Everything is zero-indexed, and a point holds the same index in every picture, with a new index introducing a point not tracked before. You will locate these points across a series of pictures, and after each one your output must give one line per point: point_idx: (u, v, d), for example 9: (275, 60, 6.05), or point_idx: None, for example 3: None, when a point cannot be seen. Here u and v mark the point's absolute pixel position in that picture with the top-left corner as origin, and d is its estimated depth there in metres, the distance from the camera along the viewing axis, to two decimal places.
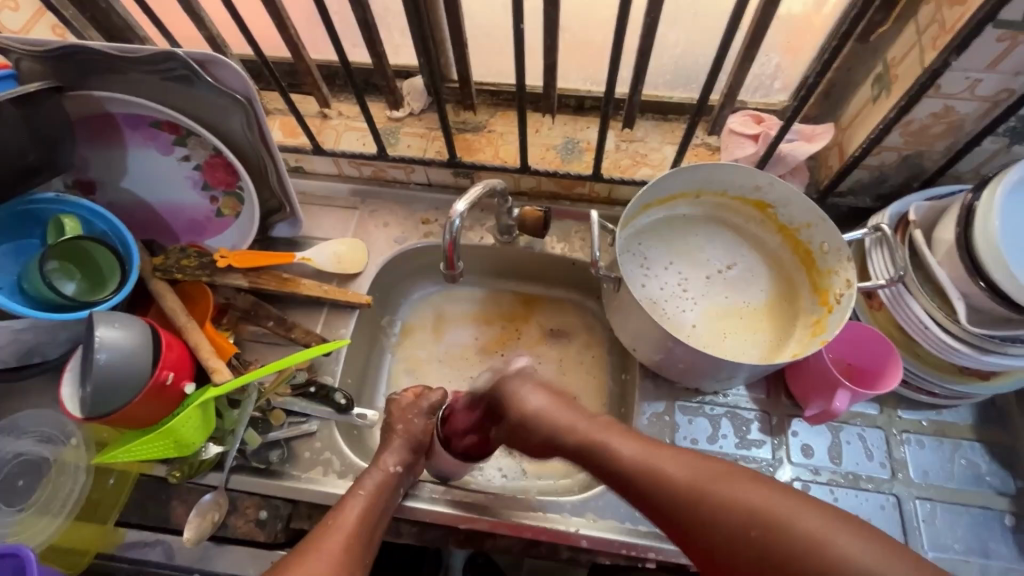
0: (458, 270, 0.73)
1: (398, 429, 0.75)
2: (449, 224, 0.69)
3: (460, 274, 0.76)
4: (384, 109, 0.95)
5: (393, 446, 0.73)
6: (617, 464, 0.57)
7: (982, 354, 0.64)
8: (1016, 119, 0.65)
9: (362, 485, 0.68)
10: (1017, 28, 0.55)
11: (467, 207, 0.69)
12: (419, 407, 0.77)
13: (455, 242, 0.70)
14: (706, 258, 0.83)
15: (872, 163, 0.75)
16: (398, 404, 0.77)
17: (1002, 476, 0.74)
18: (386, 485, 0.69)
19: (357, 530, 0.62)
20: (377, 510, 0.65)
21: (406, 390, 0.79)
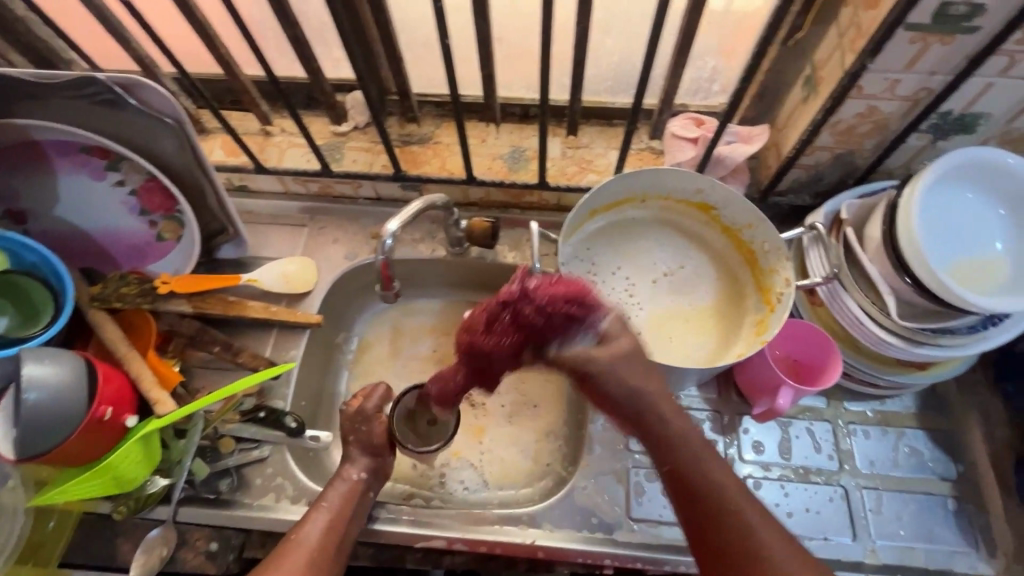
0: (394, 290, 0.74)
1: (350, 440, 0.73)
2: (382, 244, 0.69)
3: (396, 293, 0.77)
4: (327, 125, 0.93)
5: (354, 456, 0.72)
6: (700, 485, 0.57)
7: (913, 346, 0.66)
8: (937, 116, 0.67)
9: (326, 499, 0.68)
10: (927, 30, 0.57)
11: (399, 226, 0.68)
12: (365, 413, 0.74)
13: (387, 262, 0.70)
14: (654, 262, 0.84)
15: (808, 162, 0.77)
16: (346, 416, 0.74)
17: (945, 462, 0.76)
18: (353, 493, 0.69)
19: (320, 547, 0.62)
20: (341, 523, 0.65)
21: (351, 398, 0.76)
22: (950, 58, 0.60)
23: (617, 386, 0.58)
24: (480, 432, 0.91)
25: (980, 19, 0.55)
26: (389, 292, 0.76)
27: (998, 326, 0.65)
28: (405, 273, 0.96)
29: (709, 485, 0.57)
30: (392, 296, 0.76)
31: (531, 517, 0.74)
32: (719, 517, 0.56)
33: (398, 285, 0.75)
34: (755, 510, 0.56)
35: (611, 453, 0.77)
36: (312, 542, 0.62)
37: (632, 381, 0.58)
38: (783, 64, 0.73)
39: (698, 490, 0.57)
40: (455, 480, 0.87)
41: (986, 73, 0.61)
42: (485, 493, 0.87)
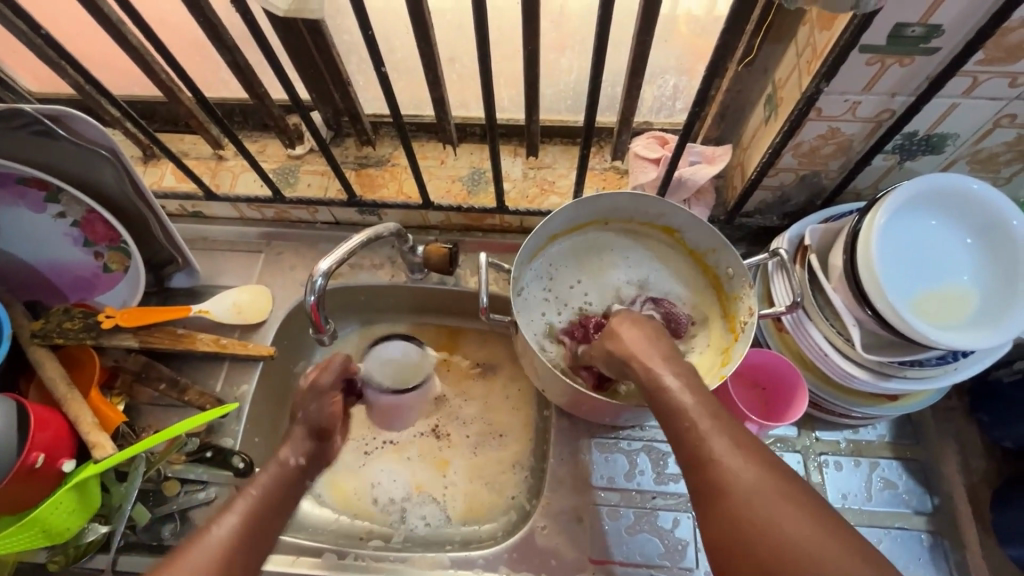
0: (328, 332, 0.69)
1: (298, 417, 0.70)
2: (312, 283, 0.65)
3: (333, 334, 0.71)
4: (282, 148, 0.90)
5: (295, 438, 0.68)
6: (693, 458, 0.47)
7: (880, 380, 0.63)
8: (902, 136, 0.64)
9: (254, 484, 0.61)
10: (883, 52, 0.54)
11: (332, 265, 0.65)
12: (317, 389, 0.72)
13: (318, 303, 0.65)
14: (619, 285, 0.80)
15: (772, 184, 0.74)
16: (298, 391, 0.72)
17: (920, 495, 0.72)
18: (284, 478, 0.63)
19: (237, 539, 0.54)
20: (264, 511, 0.58)
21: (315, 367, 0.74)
22: (910, 79, 0.57)
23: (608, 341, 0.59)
24: (444, 465, 0.87)
25: (937, 40, 0.52)
26: (320, 333, 0.69)
27: (969, 355, 0.62)
28: (367, 298, 0.93)
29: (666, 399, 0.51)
30: (323, 336, 0.70)
31: (488, 560, 0.71)
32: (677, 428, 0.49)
33: (332, 325, 0.69)
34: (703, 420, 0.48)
35: (572, 489, 0.74)
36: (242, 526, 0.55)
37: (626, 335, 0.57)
38: (743, 83, 0.70)
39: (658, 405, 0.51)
40: (416, 516, 0.84)
41: (951, 93, 0.58)
42: (448, 530, 0.83)
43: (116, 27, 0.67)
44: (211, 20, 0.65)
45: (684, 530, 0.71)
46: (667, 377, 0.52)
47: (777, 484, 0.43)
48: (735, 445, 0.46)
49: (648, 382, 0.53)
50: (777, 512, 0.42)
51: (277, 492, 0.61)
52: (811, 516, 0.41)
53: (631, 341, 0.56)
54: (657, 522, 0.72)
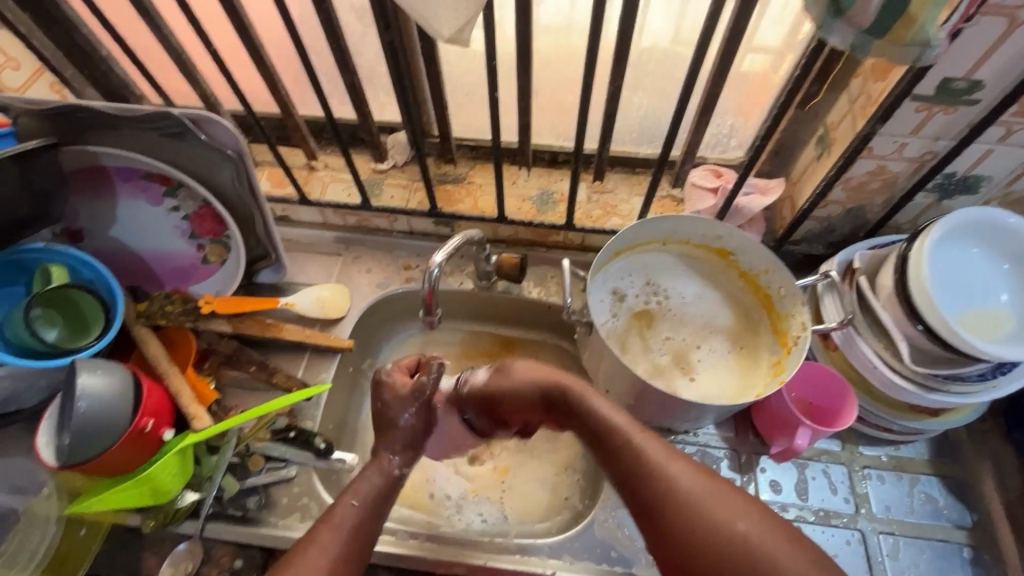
0: (436, 315, 0.77)
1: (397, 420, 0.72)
2: (428, 273, 0.73)
3: (438, 318, 0.79)
4: (369, 162, 1.00)
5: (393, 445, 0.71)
6: (623, 460, 0.59)
7: (927, 392, 0.69)
8: (942, 177, 0.72)
9: (356, 492, 0.64)
10: (932, 101, 0.63)
11: (446, 257, 0.73)
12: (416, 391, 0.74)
13: (433, 290, 0.74)
14: (677, 295, 0.88)
15: (821, 215, 0.82)
16: (391, 389, 0.74)
17: (959, 510, 0.77)
18: (380, 489, 0.66)
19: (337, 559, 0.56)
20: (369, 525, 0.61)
21: (395, 371, 0.76)
22: (952, 126, 0.66)
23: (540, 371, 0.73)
24: (502, 469, 0.92)
25: (979, 93, 0.61)
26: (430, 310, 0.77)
27: (1007, 374, 0.69)
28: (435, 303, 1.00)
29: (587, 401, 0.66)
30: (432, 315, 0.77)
31: (551, 548, 0.75)
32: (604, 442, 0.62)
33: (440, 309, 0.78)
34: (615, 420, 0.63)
35: None
36: (340, 542, 0.58)
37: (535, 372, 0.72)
38: (798, 124, 0.79)
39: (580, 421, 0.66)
40: (473, 511, 0.88)
41: (987, 140, 0.66)
42: (503, 526, 0.87)
43: (258, 50, 0.78)
44: (342, 47, 0.76)
45: None
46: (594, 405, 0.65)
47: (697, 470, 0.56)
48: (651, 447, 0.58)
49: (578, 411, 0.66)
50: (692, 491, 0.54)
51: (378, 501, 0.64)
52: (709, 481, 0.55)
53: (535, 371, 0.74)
54: None
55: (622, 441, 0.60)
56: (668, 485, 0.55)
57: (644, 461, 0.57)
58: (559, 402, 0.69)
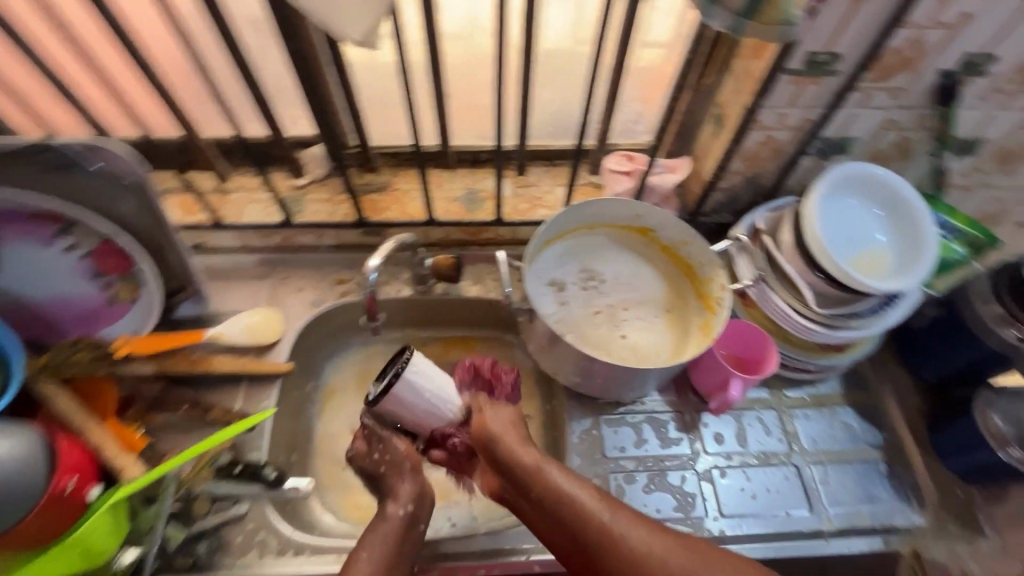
0: (378, 318, 0.80)
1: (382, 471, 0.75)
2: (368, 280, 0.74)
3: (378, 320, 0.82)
4: (286, 178, 0.97)
5: (401, 491, 0.73)
6: (607, 549, 0.62)
7: (831, 330, 0.78)
8: (819, 141, 0.82)
9: (367, 544, 0.68)
10: (801, 73, 0.71)
11: (382, 261, 0.73)
12: (380, 433, 0.76)
13: (373, 297, 0.75)
14: (610, 276, 0.92)
15: (725, 186, 0.90)
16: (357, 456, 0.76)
17: (873, 432, 0.86)
18: (392, 536, 0.70)
19: None
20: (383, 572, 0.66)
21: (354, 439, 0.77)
22: (821, 95, 0.75)
23: (504, 438, 0.70)
24: None
25: (837, 64, 0.70)
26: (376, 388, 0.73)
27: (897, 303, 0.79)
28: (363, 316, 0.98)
29: (551, 474, 0.67)
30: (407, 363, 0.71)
31: (524, 534, 0.79)
32: (571, 521, 0.64)
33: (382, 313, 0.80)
34: (578, 497, 0.65)
35: (590, 462, 0.83)
36: None
37: (503, 433, 0.71)
38: (694, 105, 0.86)
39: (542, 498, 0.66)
40: (442, 517, 0.88)
41: (850, 105, 0.76)
42: (473, 527, 0.87)
43: (151, 71, 0.73)
44: (244, 63, 0.73)
45: (690, 484, 0.81)
46: (555, 474, 0.67)
47: (676, 539, 0.63)
48: (632, 527, 0.63)
49: (535, 478, 0.67)
50: (680, 562, 0.61)
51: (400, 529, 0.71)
52: (689, 548, 0.62)
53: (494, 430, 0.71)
54: (666, 481, 0.81)
55: (612, 535, 0.63)
56: (658, 564, 0.61)
57: (637, 549, 0.62)
58: (512, 476, 0.68)
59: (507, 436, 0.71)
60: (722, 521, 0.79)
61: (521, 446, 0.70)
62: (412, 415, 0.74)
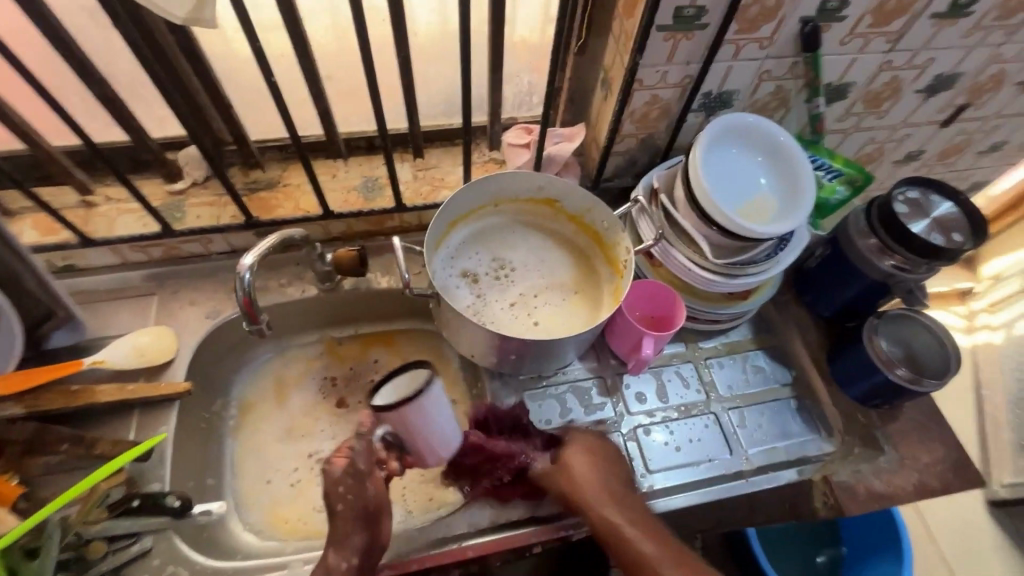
0: (263, 323, 0.73)
1: (339, 510, 0.66)
2: (241, 280, 0.69)
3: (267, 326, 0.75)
4: (162, 185, 0.89)
5: (349, 543, 0.65)
6: None
7: (732, 279, 0.81)
8: (701, 97, 0.84)
9: None
10: (673, 29, 0.72)
11: (257, 259, 0.69)
12: (357, 470, 0.67)
13: (251, 298, 0.69)
14: (519, 262, 0.91)
15: (621, 149, 0.90)
16: (329, 476, 0.67)
17: (782, 371, 0.91)
18: None
19: None
20: None
21: (334, 455, 0.68)
22: (696, 50, 0.76)
23: (585, 472, 0.72)
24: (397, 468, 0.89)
25: (705, 17, 0.71)
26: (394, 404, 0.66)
27: (788, 249, 0.83)
28: (271, 321, 0.94)
29: (615, 515, 0.68)
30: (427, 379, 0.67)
31: (451, 523, 0.78)
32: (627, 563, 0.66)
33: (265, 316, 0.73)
34: (633, 539, 0.67)
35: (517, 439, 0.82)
36: None
37: (586, 470, 0.72)
38: (582, 70, 0.86)
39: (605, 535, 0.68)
40: None
41: (724, 58, 0.78)
42: (408, 522, 0.86)
43: None
44: (80, 59, 0.65)
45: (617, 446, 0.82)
46: (621, 519, 0.68)
47: None
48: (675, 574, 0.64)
49: (600, 519, 0.69)
50: None
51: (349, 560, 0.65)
52: None
53: (573, 461, 0.73)
54: None
55: None
56: None
57: None
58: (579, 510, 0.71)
59: (582, 470, 0.73)
60: (650, 477, 0.80)
61: (592, 484, 0.71)
62: (420, 428, 0.69)
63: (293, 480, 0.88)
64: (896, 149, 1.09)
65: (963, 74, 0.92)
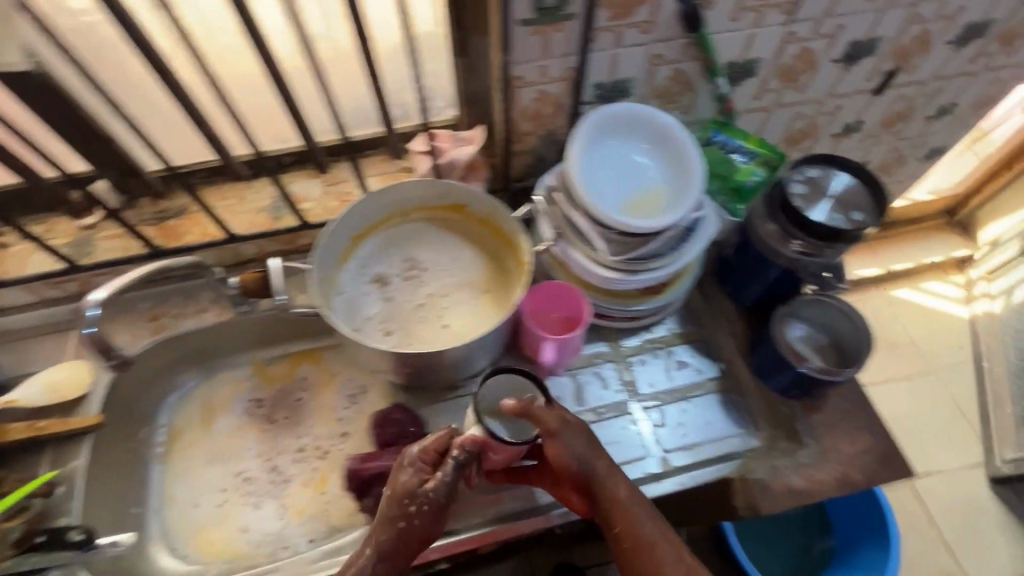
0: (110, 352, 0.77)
1: (401, 528, 0.66)
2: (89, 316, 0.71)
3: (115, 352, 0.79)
4: (73, 221, 0.90)
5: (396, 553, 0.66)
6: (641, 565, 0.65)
7: (635, 275, 0.77)
8: (593, 88, 0.81)
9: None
10: (536, 23, 0.69)
11: (105, 294, 0.70)
12: (432, 496, 0.66)
13: (95, 334, 0.73)
14: (430, 263, 0.90)
15: (523, 148, 0.88)
16: (400, 483, 0.67)
17: (707, 363, 0.87)
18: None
19: None
20: None
21: (421, 456, 0.69)
22: (571, 41, 0.73)
23: (576, 448, 0.68)
24: (321, 483, 0.89)
25: (569, 7, 0.68)
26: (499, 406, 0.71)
27: (694, 237, 0.79)
28: (195, 347, 0.94)
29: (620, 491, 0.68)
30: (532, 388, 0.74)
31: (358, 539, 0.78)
32: (625, 533, 0.66)
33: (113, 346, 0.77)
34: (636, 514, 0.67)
35: None
36: None
37: (581, 445, 0.68)
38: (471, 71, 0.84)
39: (605, 505, 0.68)
40: (300, 536, 0.85)
41: (605, 47, 0.75)
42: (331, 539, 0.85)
43: None
44: None
45: None
46: (620, 493, 0.68)
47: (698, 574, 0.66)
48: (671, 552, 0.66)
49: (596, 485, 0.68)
50: None
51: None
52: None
53: (566, 435, 0.68)
54: None
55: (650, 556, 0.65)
56: None
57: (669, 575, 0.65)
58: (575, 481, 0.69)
59: (575, 443, 0.68)
60: None
61: (587, 456, 0.69)
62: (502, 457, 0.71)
63: (218, 502, 0.87)
64: (833, 121, 1.03)
65: (882, 38, 0.87)
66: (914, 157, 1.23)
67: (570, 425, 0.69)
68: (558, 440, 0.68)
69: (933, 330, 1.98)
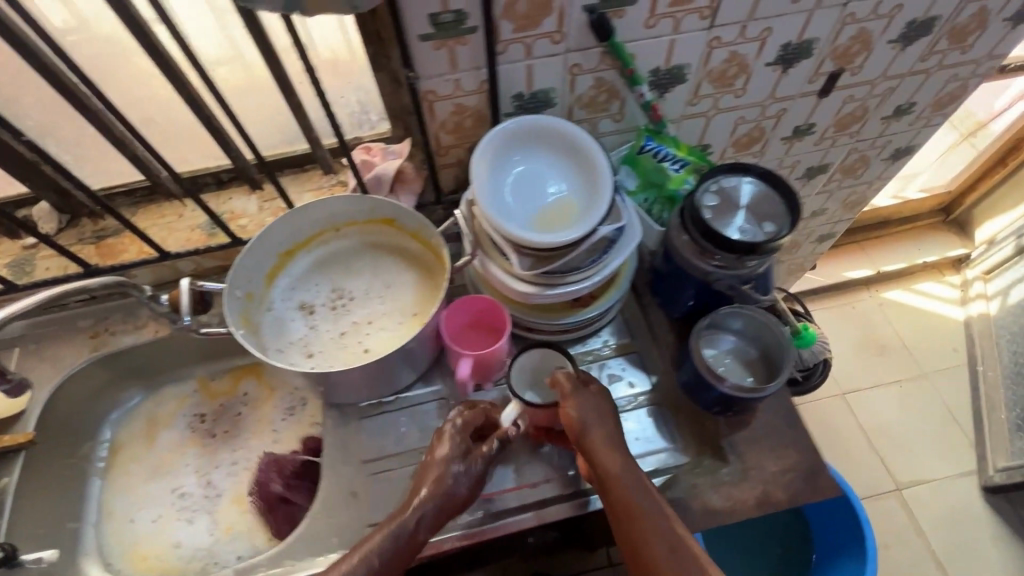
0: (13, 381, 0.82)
1: (447, 483, 0.70)
2: None
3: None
4: (16, 241, 0.92)
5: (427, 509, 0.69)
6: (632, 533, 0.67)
7: (553, 289, 0.75)
8: (512, 99, 0.80)
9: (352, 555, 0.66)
10: (438, 37, 0.68)
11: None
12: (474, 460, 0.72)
13: None
14: (360, 287, 0.90)
15: (451, 161, 0.87)
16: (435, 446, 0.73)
17: (641, 376, 0.84)
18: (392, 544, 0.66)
19: None
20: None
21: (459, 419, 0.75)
22: (478, 54, 0.72)
23: (587, 410, 0.72)
24: (244, 498, 0.90)
25: (469, 21, 0.67)
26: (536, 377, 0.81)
27: (617, 249, 0.76)
28: (136, 364, 0.95)
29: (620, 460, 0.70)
30: (565, 366, 0.81)
31: (269, 560, 0.75)
32: (619, 497, 0.68)
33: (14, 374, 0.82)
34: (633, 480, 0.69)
35: (347, 468, 0.80)
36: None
37: (591, 409, 0.72)
38: None
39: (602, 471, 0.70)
40: (229, 553, 0.86)
41: (517, 58, 0.74)
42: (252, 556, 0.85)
43: None
44: None
45: None
46: (618, 462, 0.70)
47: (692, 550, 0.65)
48: (660, 523, 0.67)
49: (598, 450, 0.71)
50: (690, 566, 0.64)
51: (400, 558, 0.66)
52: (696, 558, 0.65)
53: (579, 400, 0.73)
54: None
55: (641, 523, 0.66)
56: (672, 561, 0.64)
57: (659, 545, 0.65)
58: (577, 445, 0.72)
59: (586, 407, 0.72)
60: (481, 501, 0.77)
61: (594, 421, 0.72)
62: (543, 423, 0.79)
63: (154, 518, 0.88)
64: (781, 125, 1.01)
65: (816, 39, 0.84)
66: (878, 158, 1.20)
67: (585, 391, 0.74)
68: (573, 402, 0.72)
69: (925, 332, 1.91)
